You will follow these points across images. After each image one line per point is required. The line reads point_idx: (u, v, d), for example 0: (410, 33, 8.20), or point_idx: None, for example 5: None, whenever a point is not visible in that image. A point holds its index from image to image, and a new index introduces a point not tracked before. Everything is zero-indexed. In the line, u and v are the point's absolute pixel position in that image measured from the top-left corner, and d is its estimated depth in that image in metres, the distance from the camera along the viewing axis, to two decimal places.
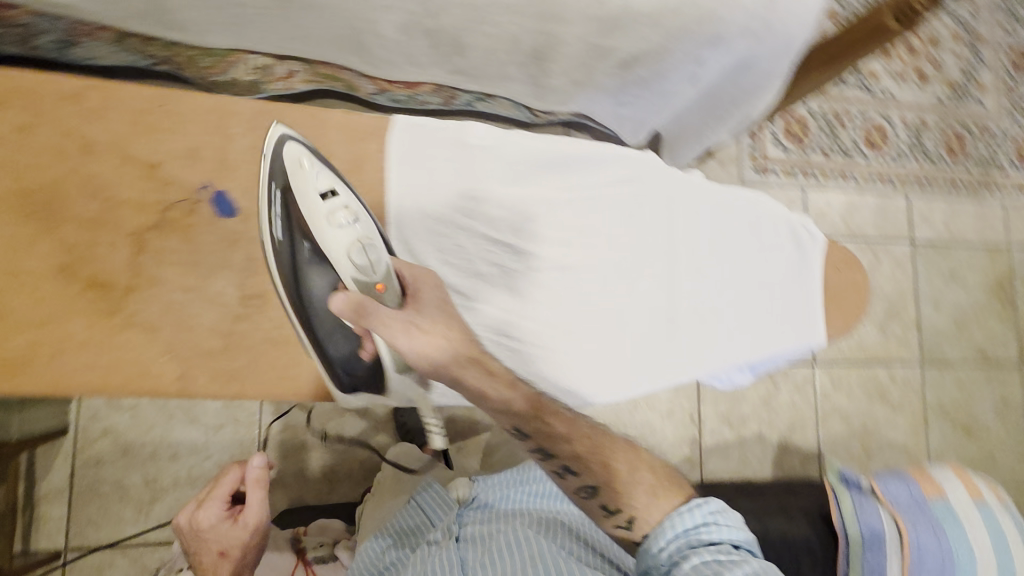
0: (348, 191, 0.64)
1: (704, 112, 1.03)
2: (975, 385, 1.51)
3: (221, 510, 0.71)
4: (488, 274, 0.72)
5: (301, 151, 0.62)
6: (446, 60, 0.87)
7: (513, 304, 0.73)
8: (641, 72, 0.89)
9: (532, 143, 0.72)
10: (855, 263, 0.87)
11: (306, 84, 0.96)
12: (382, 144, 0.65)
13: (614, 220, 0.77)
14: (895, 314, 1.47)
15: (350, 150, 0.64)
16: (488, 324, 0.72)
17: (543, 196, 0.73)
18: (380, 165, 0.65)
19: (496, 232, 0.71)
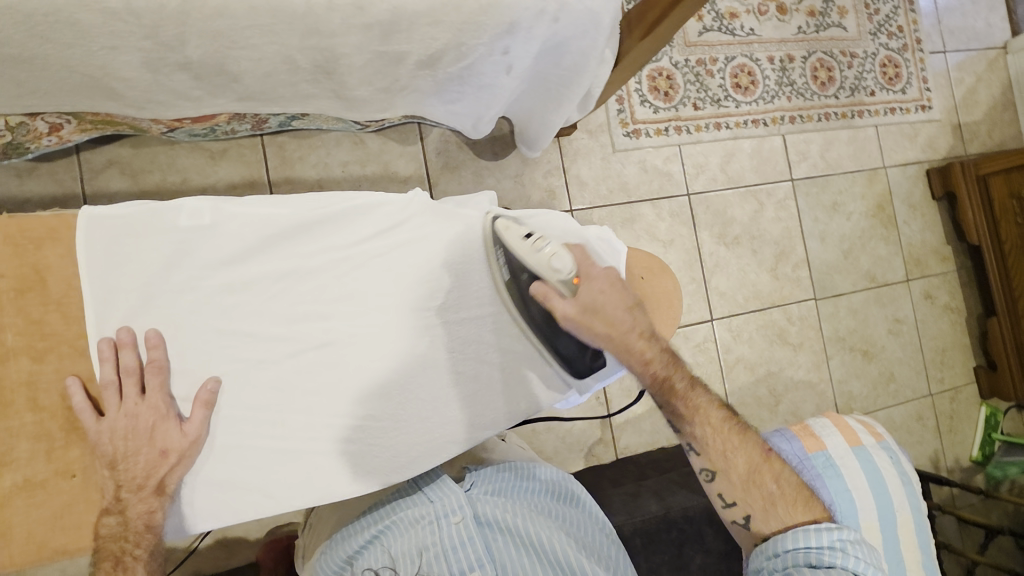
0: (30, 313, 0.62)
1: (539, 96, 0.96)
2: (869, 309, 1.55)
3: (161, 406, 0.66)
4: (231, 357, 0.70)
5: None
6: (222, 90, 0.76)
7: (268, 381, 0.72)
8: (449, 70, 0.81)
9: (251, 213, 0.71)
10: (662, 269, 0.98)
11: (82, 133, 0.87)
12: (63, 249, 0.64)
13: (372, 276, 0.78)
14: (785, 256, 1.48)
15: (21, 265, 0.62)
16: (241, 410, 0.70)
17: (270, 266, 0.72)
18: (65, 276, 0.64)
19: (231, 313, 0.70)
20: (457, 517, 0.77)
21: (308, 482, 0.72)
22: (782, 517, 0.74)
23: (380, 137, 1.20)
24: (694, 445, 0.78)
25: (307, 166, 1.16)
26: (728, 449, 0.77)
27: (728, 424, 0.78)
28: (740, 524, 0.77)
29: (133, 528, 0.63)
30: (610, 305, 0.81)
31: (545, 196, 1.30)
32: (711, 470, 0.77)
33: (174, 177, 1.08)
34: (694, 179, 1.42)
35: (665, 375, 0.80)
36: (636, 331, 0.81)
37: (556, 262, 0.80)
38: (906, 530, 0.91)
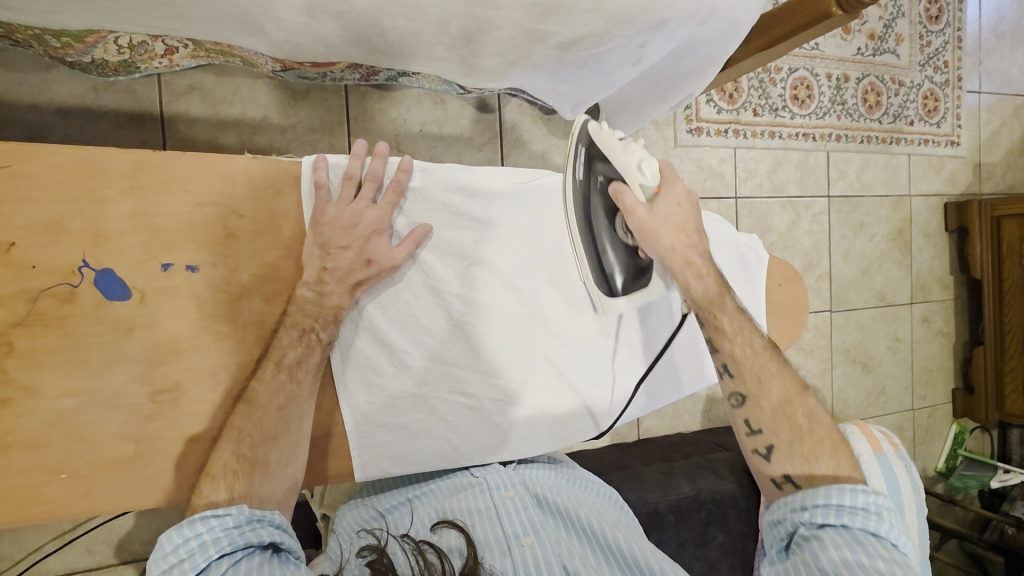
0: (266, 256, 0.65)
1: (642, 90, 0.98)
2: (875, 326, 1.67)
3: (357, 192, 0.66)
4: (427, 322, 0.73)
5: (199, 213, 0.61)
6: (363, 41, 0.75)
7: (457, 345, 0.75)
8: (580, 53, 0.82)
9: (457, 182, 0.72)
10: (796, 279, 0.99)
11: (191, 60, 0.84)
12: (297, 196, 0.66)
13: (540, 253, 0.81)
14: (811, 267, 1.57)
15: (262, 207, 0.64)
16: (431, 370, 0.74)
17: (471, 237, 0.74)
18: (299, 224, 0.66)
19: (432, 279, 0.72)
20: (510, 491, 0.78)
21: (487, 439, 0.78)
22: (807, 453, 0.73)
23: (461, 101, 1.19)
24: (730, 367, 0.79)
25: (387, 120, 1.14)
26: (766, 376, 0.77)
27: (767, 356, 0.79)
28: (762, 455, 0.76)
29: (286, 441, 0.64)
30: (679, 221, 0.80)
31: None
32: (743, 393, 0.78)
33: (255, 113, 1.05)
34: (743, 183, 1.47)
35: (717, 292, 0.80)
36: (697, 249, 0.81)
37: (645, 167, 0.80)
38: (910, 533, 1.03)
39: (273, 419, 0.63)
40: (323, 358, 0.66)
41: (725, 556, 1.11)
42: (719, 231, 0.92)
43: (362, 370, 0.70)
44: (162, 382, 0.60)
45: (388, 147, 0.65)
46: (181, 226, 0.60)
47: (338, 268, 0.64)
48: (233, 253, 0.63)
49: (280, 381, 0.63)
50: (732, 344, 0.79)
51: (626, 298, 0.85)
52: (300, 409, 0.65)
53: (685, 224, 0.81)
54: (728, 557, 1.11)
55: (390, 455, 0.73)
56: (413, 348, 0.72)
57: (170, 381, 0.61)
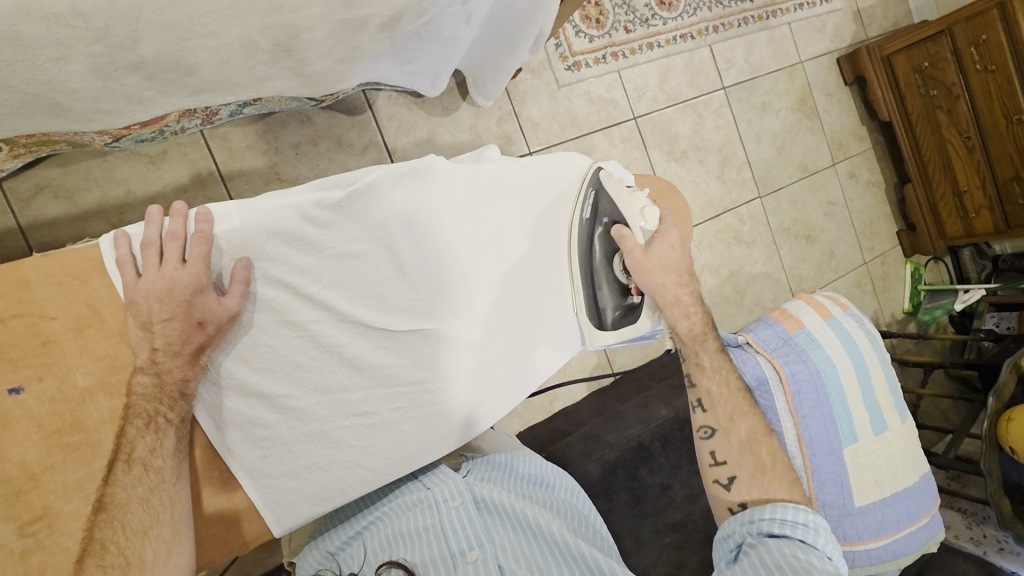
0: (96, 351, 0.62)
1: (491, 42, 0.97)
2: (805, 197, 1.69)
3: (162, 257, 0.62)
4: (296, 362, 0.71)
5: (6, 332, 0.58)
6: (177, 86, 0.71)
7: (336, 372, 0.74)
8: (409, 29, 0.80)
9: (278, 210, 0.66)
10: (672, 187, 0.99)
11: (16, 159, 0.79)
12: (108, 280, 0.62)
13: (413, 249, 0.75)
14: (729, 161, 1.58)
15: (72, 304, 0.61)
16: (315, 404, 0.73)
17: (318, 260, 0.70)
18: (120, 307, 0.63)
19: (286, 315, 0.70)
20: (456, 501, 0.78)
21: (400, 451, 0.79)
22: (768, 481, 0.84)
23: (327, 112, 1.15)
24: (703, 401, 0.90)
25: (258, 154, 1.10)
26: (734, 413, 0.88)
27: (741, 396, 0.90)
28: (724, 486, 0.87)
29: (161, 535, 0.63)
30: (674, 266, 0.86)
31: (503, 143, 1.30)
32: (713, 428, 0.89)
33: (118, 191, 1.00)
34: (638, 102, 1.46)
35: (702, 331, 0.90)
36: (687, 288, 0.88)
37: (646, 212, 0.85)
38: (879, 380, 1.07)
39: (142, 518, 0.61)
40: (180, 438, 0.66)
41: None
42: (575, 167, 0.90)
43: (237, 430, 0.70)
44: (29, 513, 0.59)
45: (178, 204, 0.62)
46: None
47: (169, 343, 0.62)
48: (57, 360, 0.60)
49: (143, 478, 0.62)
50: (706, 385, 0.90)
51: (614, 331, 0.89)
52: (171, 496, 0.65)
53: (675, 265, 0.87)
54: None
55: (304, 498, 0.74)
56: (287, 390, 0.71)
57: (34, 511, 0.59)
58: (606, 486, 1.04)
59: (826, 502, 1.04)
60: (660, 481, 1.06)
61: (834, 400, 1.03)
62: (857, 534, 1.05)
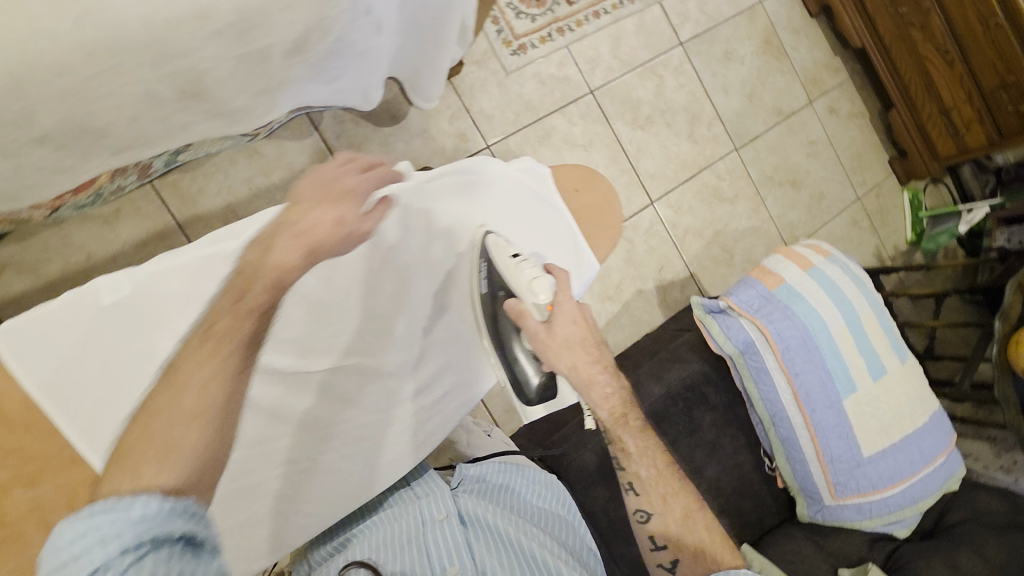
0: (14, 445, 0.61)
1: (415, 44, 0.94)
2: (785, 142, 1.63)
3: None
4: None
5: None
6: (94, 150, 0.71)
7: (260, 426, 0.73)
8: (321, 50, 0.78)
9: (161, 275, 0.67)
10: (591, 175, 1.08)
11: None
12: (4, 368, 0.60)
13: (314, 288, 0.76)
14: (698, 119, 1.53)
15: None
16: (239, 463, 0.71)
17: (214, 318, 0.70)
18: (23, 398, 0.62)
19: None
20: (442, 515, 0.80)
21: (341, 487, 0.81)
22: (705, 567, 0.78)
23: (274, 141, 1.14)
24: (635, 487, 0.84)
25: (212, 196, 1.10)
26: (670, 496, 0.82)
27: (671, 470, 0.84)
28: (666, 568, 0.82)
29: None
30: (579, 338, 0.80)
31: (458, 141, 1.28)
32: (648, 512, 0.83)
33: (78, 256, 1.01)
34: (592, 75, 1.42)
35: (621, 412, 0.82)
36: (601, 363, 0.81)
37: (536, 288, 0.79)
38: (871, 324, 1.04)
39: None
40: None
41: (721, 431, 1.10)
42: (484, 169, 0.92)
43: None
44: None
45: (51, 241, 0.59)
46: None
47: None
48: None
49: None
50: (639, 468, 0.83)
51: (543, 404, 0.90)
52: None
53: (585, 339, 0.81)
54: (728, 430, 1.12)
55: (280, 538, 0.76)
56: None
57: None
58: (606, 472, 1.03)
59: (834, 456, 1.02)
60: None
61: (826, 352, 1.00)
62: (871, 483, 1.03)
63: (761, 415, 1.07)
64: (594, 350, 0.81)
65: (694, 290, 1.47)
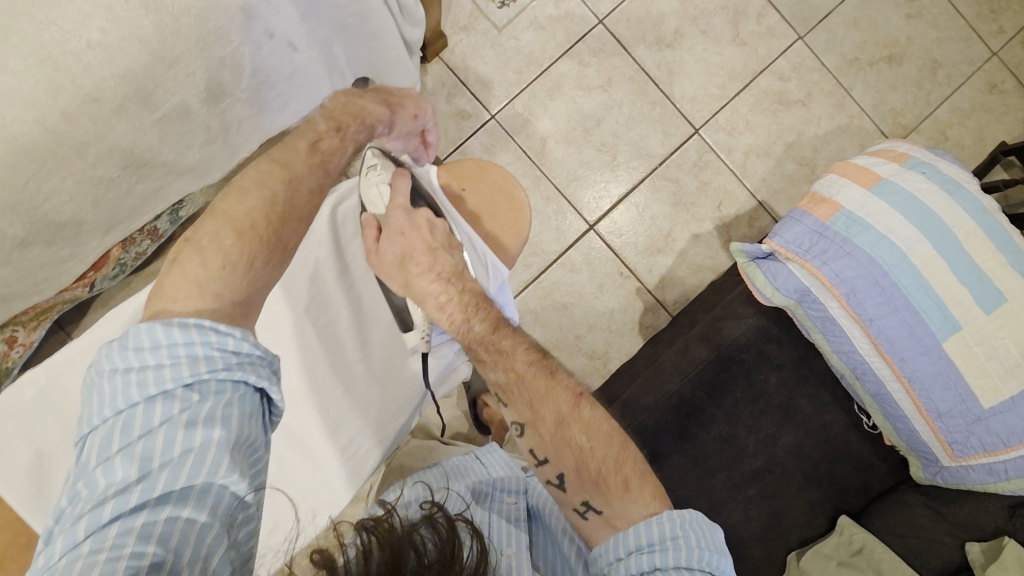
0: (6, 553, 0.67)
1: (359, 43, 0.89)
2: (871, 8, 1.29)
3: None
4: None
5: None
6: (85, 236, 0.77)
7: None
8: (245, 86, 0.76)
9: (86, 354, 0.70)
10: (481, 165, 0.92)
11: (36, 327, 0.94)
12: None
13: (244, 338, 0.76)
14: (742, 13, 1.26)
15: None
16: None
17: None
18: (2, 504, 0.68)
19: None
20: (511, 499, 0.70)
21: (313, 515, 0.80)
22: (592, 472, 0.58)
23: None
24: (502, 396, 0.64)
25: None
26: (532, 398, 0.61)
27: (534, 372, 0.61)
28: (556, 486, 0.62)
29: None
30: (410, 247, 0.66)
31: (460, 118, 1.20)
32: (519, 422, 0.63)
33: None
34: (598, 1, 1.23)
35: (463, 318, 0.63)
36: (433, 271, 0.64)
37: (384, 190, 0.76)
38: (977, 241, 0.80)
39: None
40: None
41: (794, 390, 0.94)
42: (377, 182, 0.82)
43: None
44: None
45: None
46: None
47: None
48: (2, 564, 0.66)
49: None
50: (497, 376, 0.62)
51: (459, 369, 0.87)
52: None
53: (422, 244, 0.66)
54: (803, 389, 0.94)
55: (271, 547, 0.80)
56: None
57: None
58: (652, 453, 0.91)
59: (942, 411, 0.80)
60: (720, 432, 0.92)
61: (909, 290, 0.79)
62: (1001, 440, 0.79)
63: (840, 370, 0.88)
64: (449, 246, 0.67)
65: (766, 220, 1.26)
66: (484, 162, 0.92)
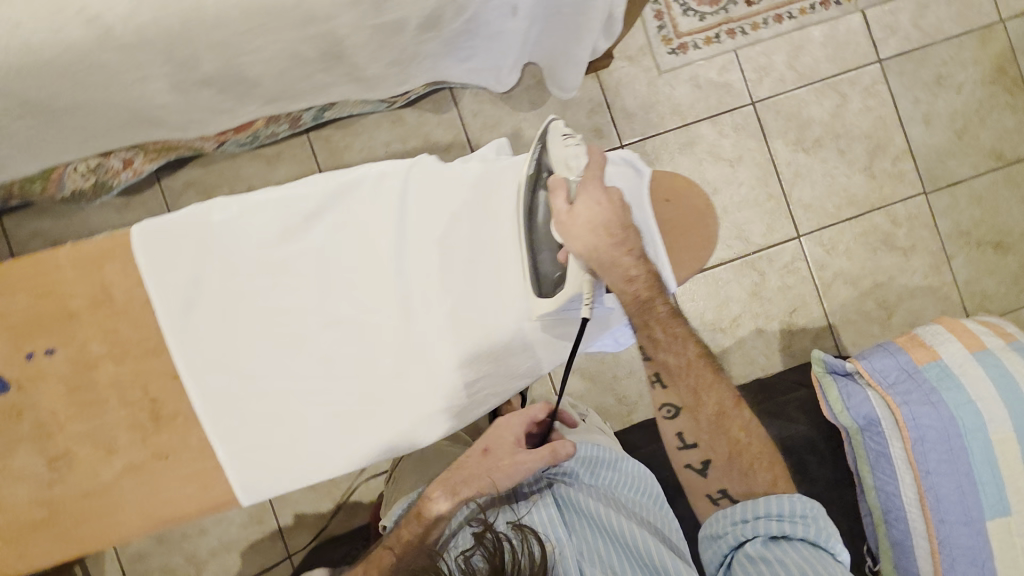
0: (106, 326, 0.65)
1: (556, 30, 0.91)
2: (999, 193, 1.32)
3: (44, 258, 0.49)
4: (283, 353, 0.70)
5: (38, 304, 0.64)
6: (248, 98, 0.81)
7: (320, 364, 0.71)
8: (454, 26, 0.79)
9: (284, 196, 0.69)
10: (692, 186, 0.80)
11: (152, 162, 0.96)
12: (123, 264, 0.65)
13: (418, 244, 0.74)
14: (881, 149, 1.30)
15: (90, 283, 0.65)
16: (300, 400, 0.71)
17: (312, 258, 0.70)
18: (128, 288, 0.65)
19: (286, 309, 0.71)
20: (533, 493, 0.75)
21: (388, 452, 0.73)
22: (744, 466, 0.68)
23: (416, 111, 1.21)
24: (662, 377, 0.73)
25: (353, 154, 1.20)
26: (699, 388, 0.70)
27: (703, 364, 0.71)
28: (696, 470, 0.73)
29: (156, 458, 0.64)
30: (605, 218, 0.68)
31: (592, 135, 1.24)
32: (675, 407, 0.73)
33: (240, 186, 1.17)
34: (758, 85, 1.28)
35: (648, 295, 0.70)
36: (625, 247, 0.69)
37: (572, 160, 0.69)
38: None
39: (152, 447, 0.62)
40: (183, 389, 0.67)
41: None
42: None
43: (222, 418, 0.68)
44: (52, 453, 0.64)
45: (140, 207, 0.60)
46: (32, 319, 0.64)
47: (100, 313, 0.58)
48: (79, 331, 0.65)
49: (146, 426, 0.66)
50: (668, 359, 0.71)
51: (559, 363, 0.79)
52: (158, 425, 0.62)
53: (615, 219, 0.68)
54: None
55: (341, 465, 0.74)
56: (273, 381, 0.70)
57: (59, 450, 0.64)
58: None
59: None
60: None
61: (975, 458, 0.80)
62: None
63: (870, 508, 0.88)
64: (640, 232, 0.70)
65: (828, 343, 1.28)
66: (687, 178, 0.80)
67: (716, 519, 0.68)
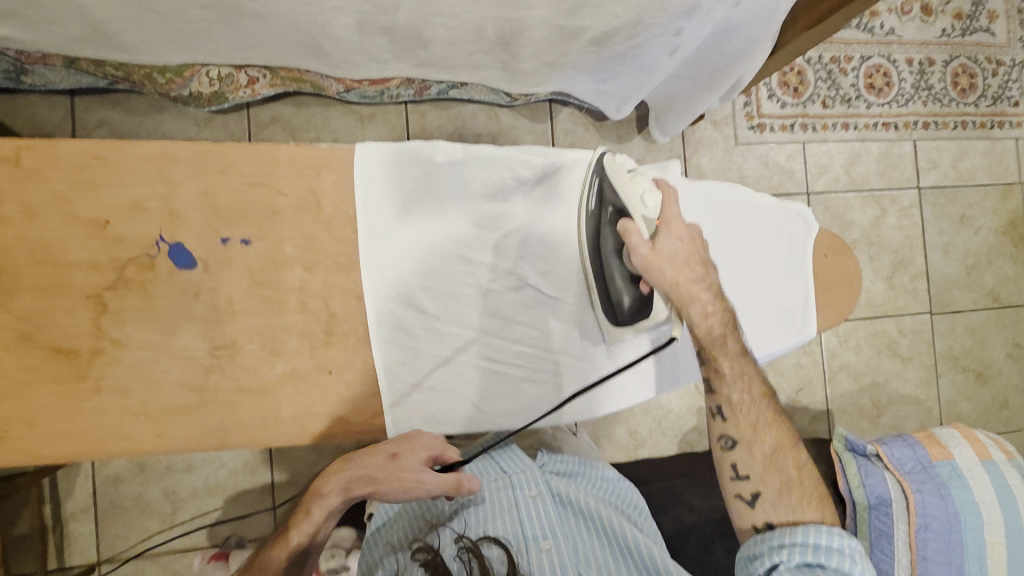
0: (304, 231, 0.68)
1: (688, 79, 0.98)
2: (988, 329, 1.48)
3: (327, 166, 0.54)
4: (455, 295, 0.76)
5: (248, 192, 0.66)
6: (406, 55, 0.83)
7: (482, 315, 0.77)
8: (617, 48, 0.84)
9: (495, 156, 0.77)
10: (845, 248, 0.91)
11: (271, 88, 0.96)
12: (334, 177, 0.69)
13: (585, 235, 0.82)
14: (903, 265, 1.43)
15: (301, 186, 0.68)
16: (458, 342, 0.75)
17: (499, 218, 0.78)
18: (336, 201, 0.69)
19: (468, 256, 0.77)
20: (534, 492, 0.82)
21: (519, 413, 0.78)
22: (794, 503, 0.72)
23: (513, 113, 1.25)
24: (724, 410, 0.76)
25: (443, 135, 1.22)
26: (760, 425, 0.75)
27: (767, 402, 0.77)
28: (745, 502, 0.74)
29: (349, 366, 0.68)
30: (686, 254, 0.76)
31: None
32: (734, 439, 0.75)
33: (327, 135, 1.17)
34: (815, 179, 1.39)
35: (721, 331, 0.77)
36: (703, 283, 0.77)
37: (647, 199, 0.75)
38: None
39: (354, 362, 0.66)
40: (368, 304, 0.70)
41: None
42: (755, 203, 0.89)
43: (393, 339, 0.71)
44: (220, 338, 0.66)
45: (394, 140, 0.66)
46: (236, 205, 0.66)
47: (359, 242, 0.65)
48: (273, 228, 0.67)
49: (317, 339, 0.68)
50: (737, 393, 0.76)
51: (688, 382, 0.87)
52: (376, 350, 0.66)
53: (694, 255, 0.76)
54: None
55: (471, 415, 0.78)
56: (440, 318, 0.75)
57: (224, 340, 0.66)
58: None
59: None
60: None
61: (968, 555, 0.88)
62: None
63: None
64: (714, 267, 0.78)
65: (823, 426, 1.37)
66: (847, 247, 0.91)
67: (753, 540, 0.71)
